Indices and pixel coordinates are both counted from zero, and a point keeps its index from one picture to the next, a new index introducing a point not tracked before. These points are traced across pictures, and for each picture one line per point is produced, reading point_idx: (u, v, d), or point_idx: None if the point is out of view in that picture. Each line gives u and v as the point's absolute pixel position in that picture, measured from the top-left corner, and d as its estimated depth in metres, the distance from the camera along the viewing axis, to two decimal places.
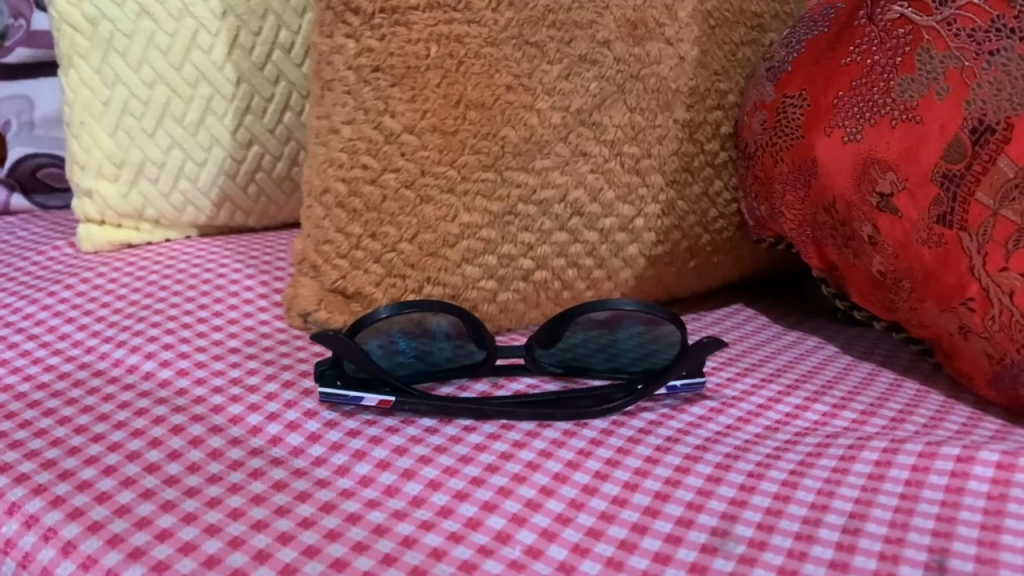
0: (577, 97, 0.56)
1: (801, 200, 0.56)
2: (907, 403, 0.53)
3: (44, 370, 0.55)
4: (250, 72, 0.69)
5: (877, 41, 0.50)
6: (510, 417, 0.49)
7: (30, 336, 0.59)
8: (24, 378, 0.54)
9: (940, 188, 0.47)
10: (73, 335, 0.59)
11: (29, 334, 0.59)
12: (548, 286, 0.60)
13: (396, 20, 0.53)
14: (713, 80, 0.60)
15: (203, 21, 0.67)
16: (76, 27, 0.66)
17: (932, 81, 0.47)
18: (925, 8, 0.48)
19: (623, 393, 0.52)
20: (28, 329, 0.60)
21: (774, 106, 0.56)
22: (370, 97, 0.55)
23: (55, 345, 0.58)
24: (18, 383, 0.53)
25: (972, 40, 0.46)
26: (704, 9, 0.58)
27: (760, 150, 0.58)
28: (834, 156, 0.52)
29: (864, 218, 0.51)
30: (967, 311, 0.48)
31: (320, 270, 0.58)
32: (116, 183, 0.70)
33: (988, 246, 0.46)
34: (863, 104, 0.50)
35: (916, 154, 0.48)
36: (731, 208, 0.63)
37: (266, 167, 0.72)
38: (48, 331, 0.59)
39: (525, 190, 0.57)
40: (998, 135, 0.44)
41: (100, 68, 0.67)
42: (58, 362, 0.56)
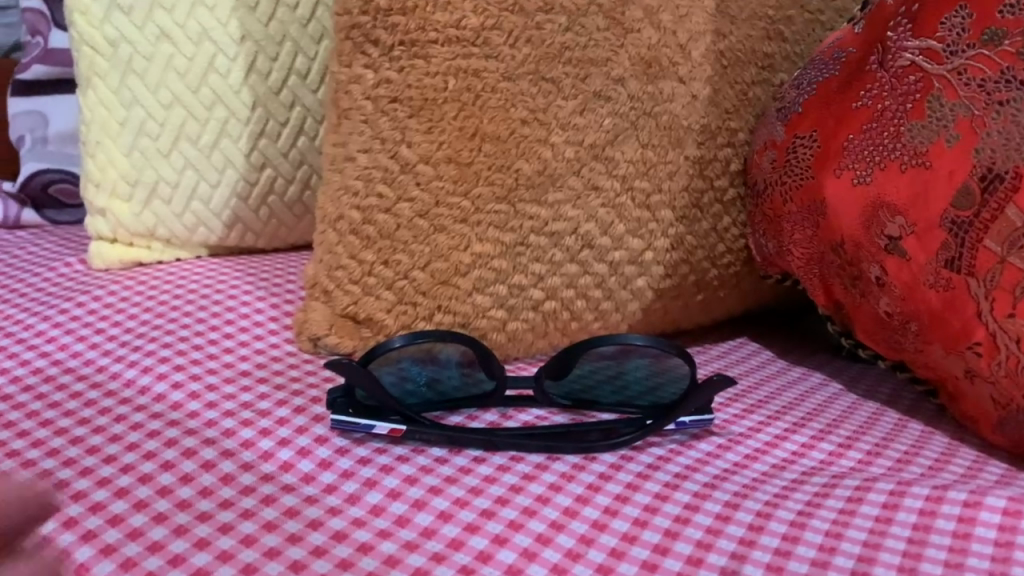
0: (590, 132, 0.57)
1: (809, 238, 0.57)
2: (912, 443, 0.54)
3: (55, 389, 0.55)
4: (266, 96, 0.70)
5: (888, 87, 0.51)
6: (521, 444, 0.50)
7: (41, 354, 0.59)
8: (35, 397, 0.54)
9: (948, 233, 0.48)
10: (85, 354, 0.59)
11: (40, 352, 0.59)
12: (557, 316, 0.61)
13: (415, 53, 0.54)
14: (724, 118, 0.61)
15: (222, 45, 0.68)
16: (96, 49, 0.67)
17: (942, 128, 0.48)
18: (935, 57, 0.49)
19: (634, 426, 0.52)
20: (40, 346, 0.60)
21: (783, 146, 0.57)
22: (387, 127, 0.55)
23: (66, 363, 0.58)
24: (28, 402, 0.53)
25: (982, 90, 0.47)
26: (717, 49, 0.59)
27: (768, 189, 0.59)
28: (843, 197, 0.53)
29: (872, 260, 0.52)
30: (973, 355, 0.49)
31: (331, 295, 0.59)
32: (129, 202, 0.71)
33: (996, 292, 0.46)
34: (874, 147, 0.51)
35: (925, 198, 0.48)
36: (738, 243, 0.64)
37: (278, 191, 0.73)
38: (59, 348, 0.60)
39: (537, 222, 0.58)
40: (1007, 184, 0.45)
41: (118, 89, 0.68)
42: (69, 381, 0.56)
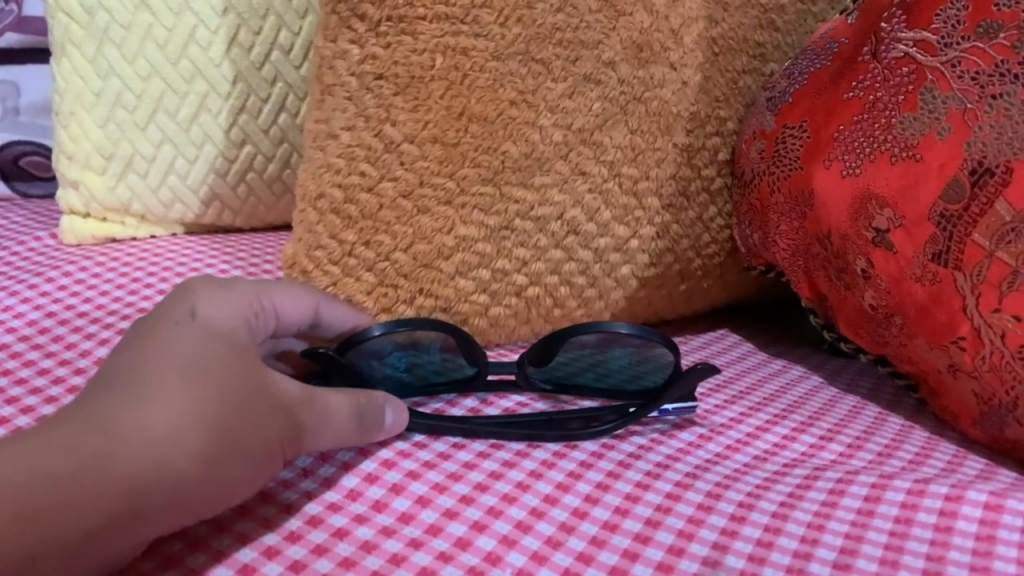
0: (579, 116, 0.56)
1: (796, 229, 0.56)
2: (892, 437, 0.54)
3: (37, 374, 0.55)
4: (247, 71, 0.68)
5: (880, 78, 0.51)
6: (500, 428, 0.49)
7: (21, 337, 0.59)
8: (16, 383, 0.54)
9: (937, 227, 0.47)
10: (67, 338, 0.59)
11: (20, 335, 0.59)
12: (540, 302, 0.60)
13: (403, 28, 0.53)
14: (714, 106, 0.60)
15: (202, 17, 0.66)
16: (73, 17, 0.66)
17: (934, 121, 0.47)
18: (929, 48, 0.48)
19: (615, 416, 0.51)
20: (18, 329, 0.59)
21: (773, 136, 0.57)
22: (372, 105, 0.54)
23: (49, 347, 0.58)
24: (10, 387, 0.53)
25: (975, 83, 0.46)
26: (708, 36, 0.59)
27: (756, 178, 0.58)
28: (832, 189, 0.52)
29: (859, 252, 0.51)
30: (957, 349, 0.48)
31: (310, 276, 0.58)
32: (103, 176, 0.69)
33: (982, 286, 0.46)
34: (864, 139, 0.51)
35: (914, 192, 0.48)
36: (724, 233, 0.64)
37: (258, 168, 0.71)
38: (40, 332, 0.59)
39: (523, 206, 0.57)
40: (997, 179, 0.45)
41: (94, 58, 0.66)
42: (51, 367, 0.56)
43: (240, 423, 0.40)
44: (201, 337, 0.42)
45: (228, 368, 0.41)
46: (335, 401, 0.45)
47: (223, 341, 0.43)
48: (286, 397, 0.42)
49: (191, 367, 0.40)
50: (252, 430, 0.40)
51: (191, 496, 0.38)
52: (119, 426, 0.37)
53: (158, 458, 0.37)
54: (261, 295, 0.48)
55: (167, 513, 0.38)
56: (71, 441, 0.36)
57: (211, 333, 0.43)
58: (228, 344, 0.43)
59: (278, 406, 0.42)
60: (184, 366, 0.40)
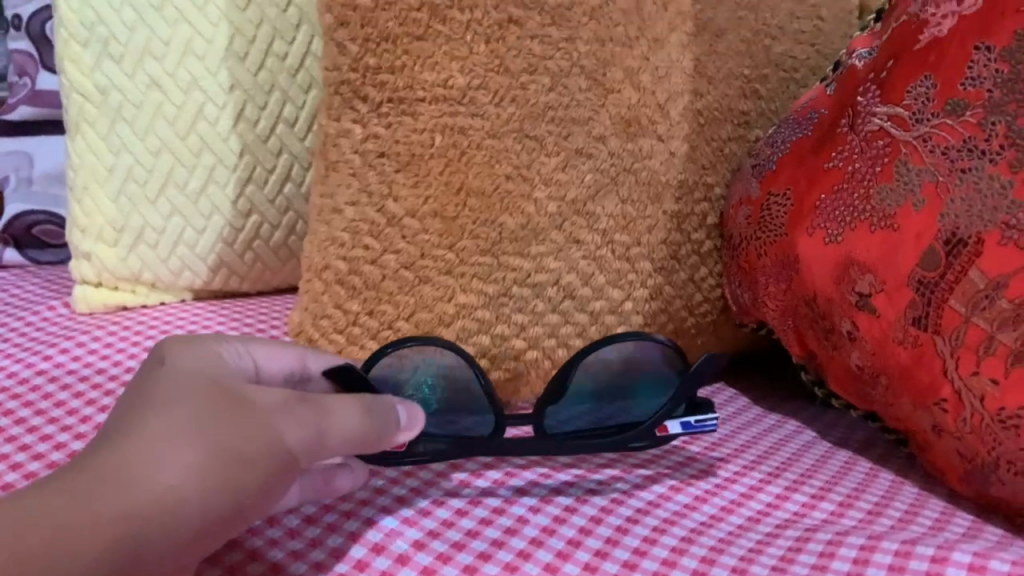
0: (572, 187, 0.59)
1: (783, 291, 0.59)
2: (882, 495, 0.55)
3: (53, 447, 0.56)
4: (253, 143, 0.71)
5: (858, 150, 0.53)
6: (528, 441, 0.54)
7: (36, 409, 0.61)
8: (33, 457, 0.56)
9: (916, 292, 0.49)
10: (81, 409, 0.61)
11: (35, 407, 0.61)
12: (539, 364, 0.62)
13: (403, 110, 0.56)
14: (701, 174, 0.63)
15: (211, 94, 0.69)
16: (86, 96, 0.69)
17: (909, 193, 0.50)
18: (902, 123, 0.51)
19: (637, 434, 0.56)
20: (33, 402, 0.61)
21: (758, 202, 0.59)
22: (375, 181, 0.57)
23: (64, 418, 0.60)
24: (27, 461, 0.55)
25: (946, 158, 0.48)
26: (694, 108, 0.61)
27: (743, 243, 0.61)
28: (816, 254, 0.55)
29: (844, 315, 0.54)
30: (941, 410, 0.50)
31: (316, 344, 0.60)
32: (115, 248, 0.72)
33: (961, 350, 0.48)
34: (845, 208, 0.53)
35: (893, 259, 0.50)
36: (715, 292, 0.66)
37: (264, 236, 0.74)
38: (54, 403, 0.61)
39: (520, 274, 0.59)
40: (970, 249, 0.47)
41: (107, 135, 0.69)
42: (67, 440, 0.57)
43: (230, 431, 0.41)
44: (177, 375, 0.44)
45: (209, 393, 0.42)
46: (329, 401, 0.45)
47: (200, 375, 0.44)
48: (274, 400, 0.43)
49: (170, 398, 0.42)
50: (246, 435, 0.41)
51: (196, 510, 0.39)
52: (103, 465, 0.38)
53: (151, 481, 0.38)
54: (232, 341, 0.50)
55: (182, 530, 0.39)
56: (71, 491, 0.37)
57: (185, 369, 0.44)
58: (204, 376, 0.44)
59: (267, 410, 0.43)
60: (162, 400, 0.41)
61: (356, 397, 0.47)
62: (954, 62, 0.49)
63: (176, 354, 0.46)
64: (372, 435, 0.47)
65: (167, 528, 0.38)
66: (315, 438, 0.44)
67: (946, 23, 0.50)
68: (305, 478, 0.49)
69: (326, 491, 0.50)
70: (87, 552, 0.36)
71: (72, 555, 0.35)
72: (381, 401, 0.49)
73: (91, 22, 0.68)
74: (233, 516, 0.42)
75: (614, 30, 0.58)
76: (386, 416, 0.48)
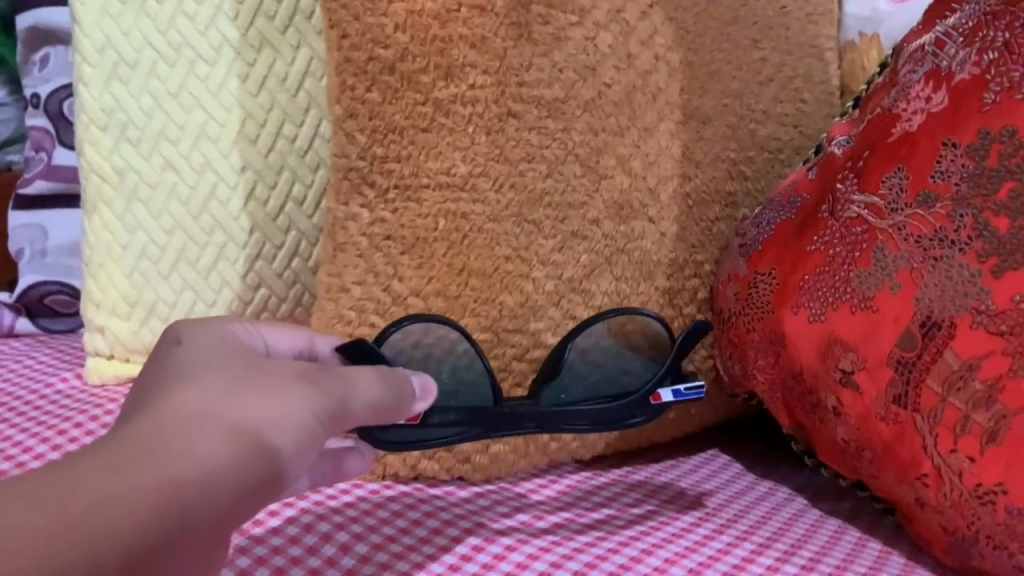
0: (568, 267, 0.62)
1: (771, 365, 0.61)
2: (871, 564, 0.57)
3: None
4: (263, 221, 0.74)
5: (838, 234, 0.56)
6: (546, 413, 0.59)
7: None
8: None
9: (895, 371, 0.52)
10: None
11: None
12: (537, 437, 0.64)
13: (409, 196, 0.59)
14: (691, 252, 0.66)
15: (223, 175, 0.73)
16: (105, 178, 0.72)
17: (886, 276, 0.52)
18: (879, 212, 0.54)
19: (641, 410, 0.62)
20: None
21: (746, 280, 0.62)
22: (381, 262, 0.59)
23: None
24: None
25: (920, 246, 0.51)
26: (683, 191, 0.65)
27: (733, 318, 0.63)
28: (801, 331, 0.57)
29: (829, 390, 0.56)
30: (922, 485, 0.52)
31: None
32: (128, 321, 0.75)
33: (939, 428, 0.50)
34: (827, 289, 0.56)
35: (873, 339, 0.53)
36: (707, 363, 0.69)
37: (271, 308, 0.75)
38: None
39: (519, 349, 0.62)
40: (944, 331, 0.50)
41: (122, 214, 0.73)
42: None
43: (258, 400, 0.40)
44: (195, 354, 0.43)
45: (230, 368, 0.42)
46: (349, 372, 0.46)
47: (217, 353, 0.43)
48: (295, 370, 0.43)
49: (190, 376, 0.41)
50: (273, 398, 0.41)
51: (230, 480, 0.36)
52: (129, 436, 0.36)
53: (187, 450, 0.36)
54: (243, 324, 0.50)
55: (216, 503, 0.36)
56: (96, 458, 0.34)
57: (202, 351, 0.44)
58: (222, 354, 0.44)
59: (292, 377, 0.43)
60: (183, 378, 0.41)
61: (371, 368, 0.49)
62: (924, 156, 0.52)
63: (192, 334, 0.45)
64: (391, 400, 0.49)
65: (202, 500, 0.35)
66: (341, 403, 0.44)
67: (915, 119, 0.53)
68: (319, 466, 0.53)
69: (337, 476, 0.54)
70: (134, 518, 0.33)
71: (115, 524, 0.32)
72: (396, 371, 0.51)
73: (111, 109, 0.72)
74: (270, 490, 0.39)
75: (607, 121, 0.62)
76: (402, 385, 0.50)
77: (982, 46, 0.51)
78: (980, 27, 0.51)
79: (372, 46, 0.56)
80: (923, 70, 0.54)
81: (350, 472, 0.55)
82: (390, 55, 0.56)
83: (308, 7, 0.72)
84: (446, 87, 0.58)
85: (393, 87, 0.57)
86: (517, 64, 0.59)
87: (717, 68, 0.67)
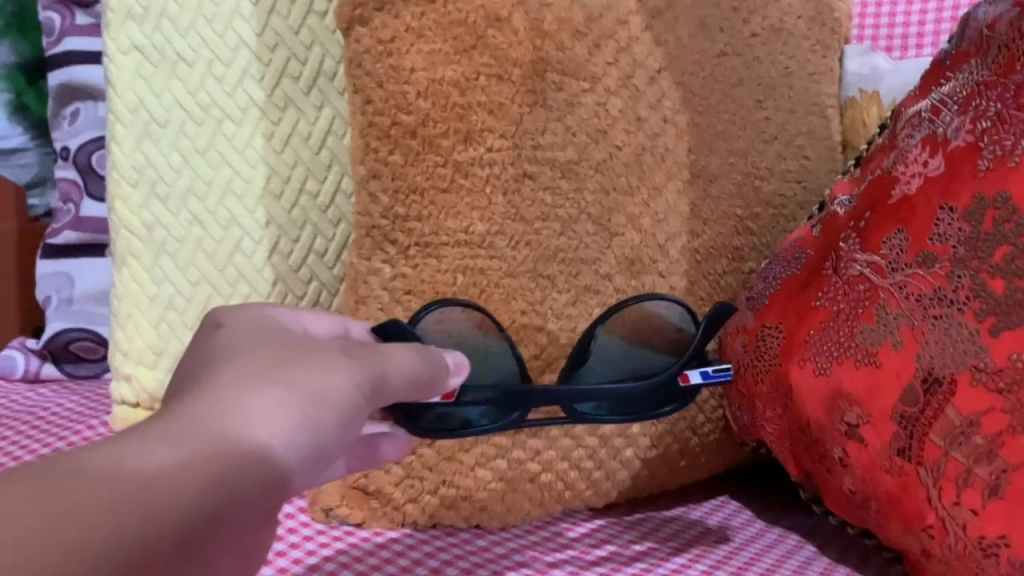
0: (582, 320, 0.65)
1: (779, 416, 0.63)
2: None
3: None
4: (286, 273, 0.76)
5: (841, 291, 0.58)
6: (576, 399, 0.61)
7: None
8: None
9: (898, 425, 0.54)
10: None
11: None
12: (553, 485, 0.65)
13: (429, 252, 0.62)
14: (699, 305, 0.69)
15: (248, 229, 0.76)
16: (134, 232, 0.75)
17: (889, 333, 0.55)
18: (880, 270, 0.56)
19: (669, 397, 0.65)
20: None
21: (754, 332, 0.64)
22: (402, 316, 0.62)
23: None
24: None
25: (920, 305, 0.53)
26: (691, 247, 0.68)
27: (741, 369, 0.65)
28: (807, 384, 0.59)
29: (835, 442, 0.58)
30: (927, 536, 0.54)
31: None
32: (154, 369, 0.78)
33: (942, 481, 0.52)
34: (832, 344, 0.58)
35: (876, 394, 0.55)
36: (716, 412, 0.71)
37: None
38: None
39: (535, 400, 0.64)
40: (944, 388, 0.52)
41: (151, 267, 0.76)
42: None
43: (305, 373, 0.44)
44: (234, 337, 0.46)
45: (271, 348, 0.45)
46: (383, 349, 0.50)
47: (256, 335, 0.47)
48: (334, 348, 0.47)
49: (234, 356, 0.44)
50: (318, 370, 0.44)
51: (283, 445, 0.40)
52: (189, 407, 0.39)
53: (241, 421, 0.39)
54: (277, 307, 0.52)
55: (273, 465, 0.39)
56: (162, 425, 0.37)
57: (241, 332, 0.47)
58: (260, 335, 0.47)
59: (333, 353, 0.46)
60: (228, 356, 0.43)
61: (406, 345, 0.52)
62: (922, 218, 0.55)
63: (230, 320, 0.48)
64: (425, 375, 0.52)
65: (262, 461, 0.38)
66: (379, 375, 0.48)
67: (913, 182, 0.56)
68: (355, 451, 0.55)
69: (370, 460, 0.57)
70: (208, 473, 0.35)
71: (192, 474, 0.35)
72: (429, 349, 0.54)
73: (141, 166, 0.74)
74: (317, 458, 0.43)
75: (618, 181, 0.64)
76: (436, 361, 0.53)
77: (974, 115, 0.54)
78: (972, 96, 0.54)
79: (395, 112, 0.59)
80: (921, 135, 0.57)
81: (383, 457, 0.57)
82: (412, 120, 0.59)
83: (330, 69, 0.75)
84: (466, 150, 0.60)
85: (414, 150, 0.60)
86: (533, 128, 0.62)
87: (723, 129, 0.70)
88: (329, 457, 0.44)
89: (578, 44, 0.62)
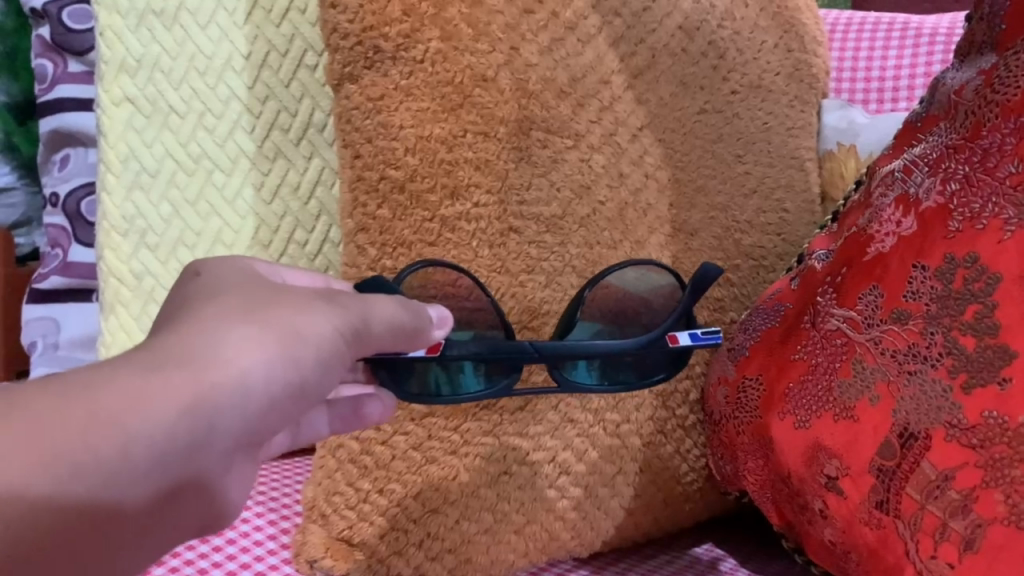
0: None
1: (761, 466, 0.64)
2: None
3: None
4: None
5: (819, 345, 0.60)
6: (561, 366, 0.63)
7: None
8: None
9: (876, 478, 0.55)
10: None
11: None
12: (537, 536, 0.66)
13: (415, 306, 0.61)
14: None
15: None
16: (122, 279, 0.76)
17: (865, 389, 0.56)
18: (856, 325, 0.58)
19: (657, 364, 0.67)
20: None
21: (735, 384, 0.65)
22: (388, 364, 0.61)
23: None
24: None
25: (895, 360, 0.55)
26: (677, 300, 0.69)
27: (724, 420, 0.66)
28: (788, 437, 0.60)
29: (816, 494, 0.59)
30: None
31: (329, 519, 0.63)
32: None
33: (919, 535, 0.53)
34: (811, 398, 0.59)
35: (856, 447, 0.56)
36: (700, 462, 0.71)
37: None
38: None
39: (519, 452, 0.64)
40: (920, 442, 0.53)
41: (139, 314, 0.76)
42: None
43: (283, 313, 0.45)
44: (214, 281, 0.47)
45: (248, 291, 0.47)
46: (369, 296, 0.52)
47: (236, 279, 0.48)
48: (314, 294, 0.48)
49: (213, 297, 0.45)
50: (295, 312, 0.46)
51: (254, 382, 0.42)
52: (165, 342, 0.41)
53: (213, 355, 0.41)
54: (263, 261, 0.53)
55: (241, 400, 0.41)
56: (134, 357, 0.39)
57: (225, 275, 0.48)
58: (244, 279, 0.48)
59: (311, 296, 0.48)
60: (209, 295, 0.45)
61: (389, 295, 0.54)
62: (896, 276, 0.56)
63: (209, 265, 0.49)
64: (409, 324, 0.53)
65: (231, 398, 0.41)
66: (362, 321, 0.49)
67: (887, 241, 0.58)
68: (337, 409, 0.57)
69: (355, 420, 0.58)
70: (173, 408, 0.38)
71: (153, 407, 0.37)
72: (415, 302, 0.55)
73: (131, 216, 0.75)
74: (297, 394, 0.45)
75: (601, 235, 0.66)
76: (420, 312, 0.55)
77: (944, 176, 0.55)
78: (942, 158, 0.56)
79: (383, 167, 0.61)
80: (894, 195, 0.59)
81: (369, 417, 0.59)
82: (400, 175, 0.61)
83: (320, 121, 0.76)
84: (453, 205, 0.62)
85: (403, 205, 0.61)
86: (518, 184, 0.63)
87: (703, 184, 0.72)
88: (310, 395, 0.47)
89: (562, 103, 0.64)
